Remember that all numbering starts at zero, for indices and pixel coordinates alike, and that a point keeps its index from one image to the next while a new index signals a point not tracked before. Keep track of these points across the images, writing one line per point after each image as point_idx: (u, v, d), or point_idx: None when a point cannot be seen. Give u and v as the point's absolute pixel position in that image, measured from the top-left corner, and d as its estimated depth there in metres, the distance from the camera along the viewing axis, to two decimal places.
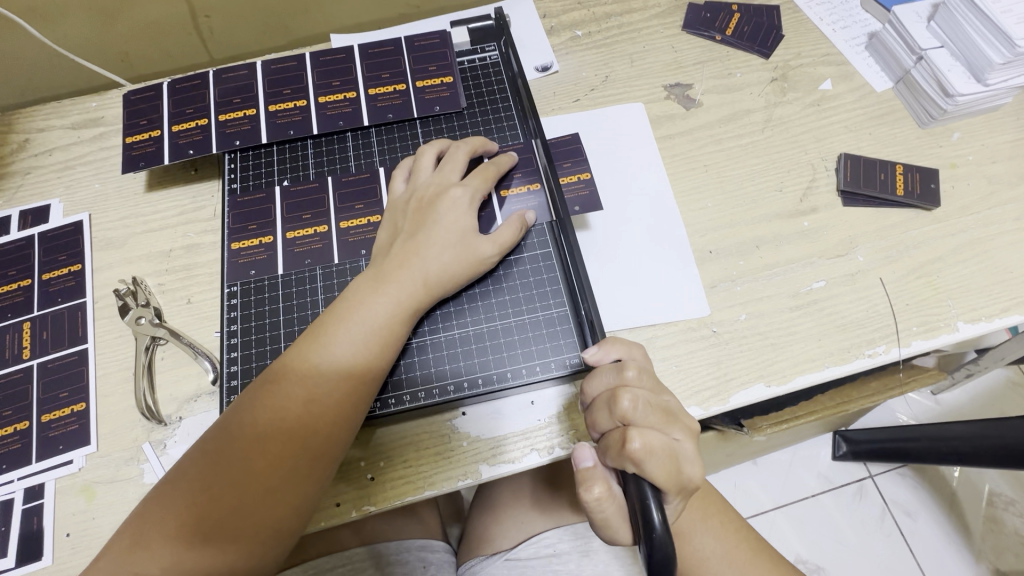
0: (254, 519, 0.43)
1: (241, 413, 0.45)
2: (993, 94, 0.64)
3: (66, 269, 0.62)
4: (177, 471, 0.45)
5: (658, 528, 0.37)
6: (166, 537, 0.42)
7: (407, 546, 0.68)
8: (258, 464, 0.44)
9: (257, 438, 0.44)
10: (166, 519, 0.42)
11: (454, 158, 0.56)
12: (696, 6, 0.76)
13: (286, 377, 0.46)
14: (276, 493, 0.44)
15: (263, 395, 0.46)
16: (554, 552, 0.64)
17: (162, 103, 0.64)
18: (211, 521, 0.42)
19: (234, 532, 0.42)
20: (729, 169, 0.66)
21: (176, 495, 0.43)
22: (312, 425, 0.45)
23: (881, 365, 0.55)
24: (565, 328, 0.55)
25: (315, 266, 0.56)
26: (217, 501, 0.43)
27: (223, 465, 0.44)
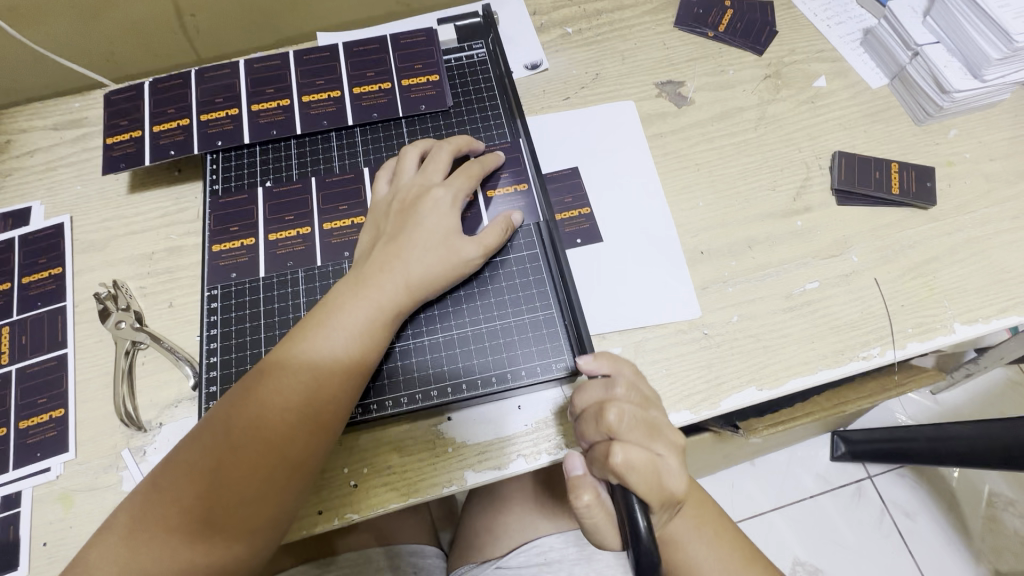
0: (234, 530, 0.42)
1: (217, 420, 0.44)
2: (990, 90, 0.63)
3: (47, 272, 0.61)
4: (150, 481, 0.43)
5: (643, 537, 0.39)
6: (139, 549, 0.41)
7: (398, 553, 0.68)
8: (234, 474, 0.42)
9: (234, 447, 0.43)
10: (141, 530, 0.41)
11: (438, 157, 0.55)
12: (688, 2, 0.74)
13: (263, 384, 0.45)
14: (253, 504, 0.43)
15: (240, 403, 0.44)
16: (545, 560, 0.63)
17: (143, 103, 0.62)
18: (189, 533, 0.41)
19: (209, 543, 0.41)
20: (722, 167, 0.64)
21: (149, 506, 0.42)
22: (290, 433, 0.44)
23: (876, 367, 0.54)
24: (552, 331, 0.54)
25: (297, 268, 0.55)
26: (195, 512, 0.42)
27: (199, 475, 0.42)
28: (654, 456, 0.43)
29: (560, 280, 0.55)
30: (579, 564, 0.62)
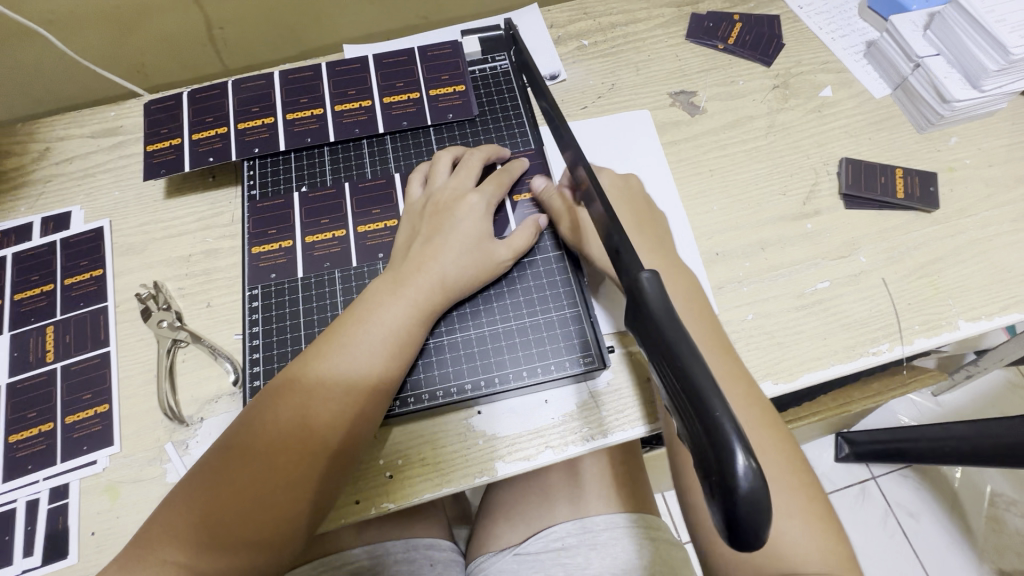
0: (273, 514, 0.44)
1: (263, 409, 0.47)
2: (988, 99, 0.66)
3: (88, 274, 0.64)
4: (200, 467, 0.46)
5: (745, 476, 0.26)
6: (190, 530, 0.43)
7: (414, 545, 0.69)
8: (278, 462, 0.44)
9: (279, 435, 0.45)
10: (188, 510, 0.43)
11: (470, 164, 0.58)
12: (698, 16, 0.78)
13: (306, 377, 0.47)
14: (296, 491, 0.45)
15: (285, 393, 0.47)
16: (562, 546, 0.65)
17: (182, 112, 0.65)
18: (230, 516, 0.43)
19: (253, 527, 0.43)
20: (734, 173, 0.67)
21: (199, 490, 0.44)
22: (332, 424, 0.46)
23: (885, 362, 0.57)
24: (578, 329, 0.57)
25: (334, 269, 0.58)
26: (238, 495, 0.44)
27: (244, 460, 0.45)
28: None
29: (605, 205, 0.41)
30: (595, 549, 0.64)
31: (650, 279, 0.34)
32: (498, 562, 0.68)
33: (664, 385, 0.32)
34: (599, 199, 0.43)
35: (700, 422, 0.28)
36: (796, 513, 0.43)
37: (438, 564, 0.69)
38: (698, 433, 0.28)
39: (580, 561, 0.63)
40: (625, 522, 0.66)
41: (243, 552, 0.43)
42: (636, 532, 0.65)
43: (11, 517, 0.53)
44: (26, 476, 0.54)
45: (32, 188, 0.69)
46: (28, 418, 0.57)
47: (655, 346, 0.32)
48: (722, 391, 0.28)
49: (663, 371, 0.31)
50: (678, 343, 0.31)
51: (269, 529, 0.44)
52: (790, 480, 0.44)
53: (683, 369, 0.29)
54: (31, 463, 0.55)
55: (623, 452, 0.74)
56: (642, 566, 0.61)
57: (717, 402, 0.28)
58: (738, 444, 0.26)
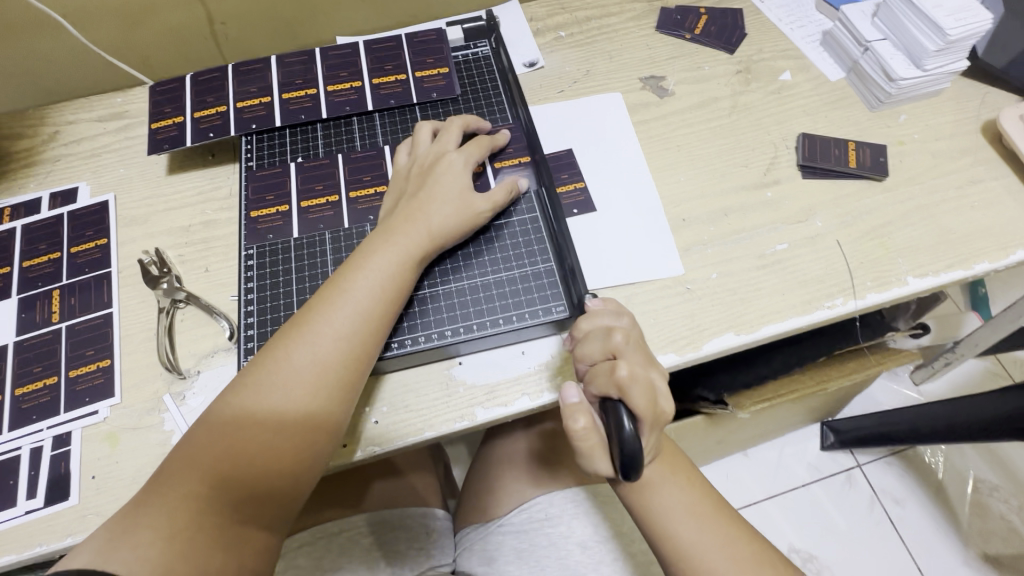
0: (290, 444, 0.49)
1: (272, 351, 0.52)
2: (932, 79, 0.71)
3: (93, 243, 0.68)
4: (220, 403, 0.51)
5: (627, 432, 0.47)
6: (214, 458, 0.48)
7: (409, 514, 0.73)
8: (291, 395, 0.50)
9: (290, 373, 0.50)
10: (211, 441, 0.48)
11: (451, 131, 0.63)
12: (667, 9, 0.84)
13: (311, 320, 0.52)
14: (309, 420, 0.50)
15: (292, 334, 0.52)
16: (545, 516, 0.69)
17: (185, 93, 0.70)
18: (251, 446, 0.48)
19: (273, 453, 0.49)
20: (699, 148, 0.72)
21: (220, 423, 0.49)
22: (338, 362, 0.51)
23: (839, 315, 0.61)
24: (551, 281, 0.61)
25: (326, 230, 0.62)
26: (257, 428, 0.49)
27: (262, 395, 0.50)
28: (650, 377, 0.50)
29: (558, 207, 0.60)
30: (577, 519, 0.68)
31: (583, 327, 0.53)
32: (485, 534, 0.71)
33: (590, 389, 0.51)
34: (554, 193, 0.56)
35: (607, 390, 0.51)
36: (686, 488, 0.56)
37: (434, 532, 0.74)
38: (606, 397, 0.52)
39: (563, 530, 0.67)
40: (603, 491, 0.70)
41: (265, 481, 0.48)
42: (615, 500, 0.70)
43: (16, 463, 0.56)
44: (31, 424, 0.58)
45: (43, 167, 0.74)
46: (34, 372, 0.60)
47: None
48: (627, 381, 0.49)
49: None
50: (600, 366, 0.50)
51: (287, 459, 0.49)
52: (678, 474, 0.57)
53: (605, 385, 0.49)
54: (36, 413, 0.58)
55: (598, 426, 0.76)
56: (620, 534, 0.67)
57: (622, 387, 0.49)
58: (624, 410, 0.48)
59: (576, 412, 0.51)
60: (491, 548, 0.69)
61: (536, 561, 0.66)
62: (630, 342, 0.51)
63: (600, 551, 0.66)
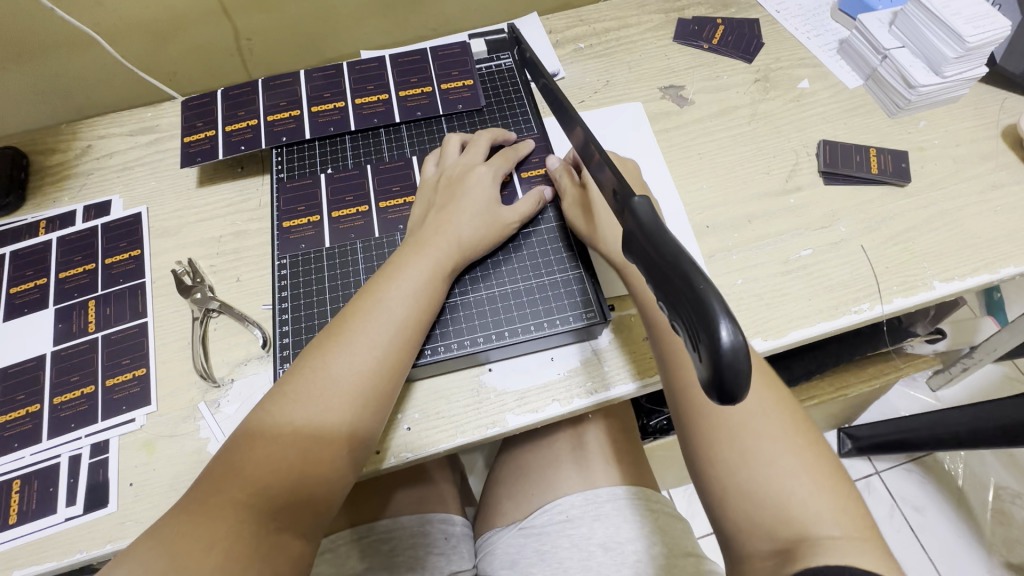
0: (328, 451, 0.50)
1: (310, 358, 0.52)
2: (951, 85, 0.72)
3: (127, 254, 0.69)
4: (259, 411, 0.51)
5: (725, 346, 0.30)
6: (253, 467, 0.48)
7: (429, 519, 0.73)
8: (330, 402, 0.50)
9: (329, 381, 0.51)
10: (252, 450, 0.49)
11: (478, 143, 0.65)
12: (684, 20, 0.85)
13: (348, 328, 0.53)
14: (347, 427, 0.51)
15: (330, 342, 0.53)
16: (566, 518, 0.69)
17: (216, 107, 0.72)
18: (290, 455, 0.49)
19: (312, 460, 0.49)
20: (721, 156, 0.73)
21: (260, 431, 0.50)
22: (375, 368, 0.52)
23: (867, 319, 0.61)
24: (579, 288, 0.61)
25: (357, 240, 0.63)
26: (297, 436, 0.49)
27: (300, 404, 0.50)
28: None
29: (614, 169, 0.45)
30: (598, 520, 0.67)
31: (643, 201, 0.39)
32: (504, 536, 0.71)
33: (647, 272, 0.37)
34: (607, 166, 0.46)
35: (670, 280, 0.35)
36: (799, 452, 0.48)
37: (452, 538, 0.73)
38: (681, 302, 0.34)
39: (584, 531, 0.67)
40: (626, 494, 0.70)
41: (303, 489, 0.49)
42: (636, 502, 0.69)
43: (55, 471, 0.57)
44: (69, 432, 0.59)
45: (76, 181, 0.75)
46: (71, 381, 0.61)
47: (637, 247, 0.39)
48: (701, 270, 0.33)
49: (638, 252, 0.39)
50: (670, 242, 0.36)
51: (324, 467, 0.50)
52: (794, 440, 0.48)
53: (677, 265, 0.34)
54: (73, 421, 0.59)
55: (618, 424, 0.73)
56: (645, 536, 0.65)
57: (700, 279, 0.33)
58: (724, 319, 0.30)
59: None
60: (512, 552, 0.69)
61: (558, 562, 0.65)
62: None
63: (623, 551, 0.64)
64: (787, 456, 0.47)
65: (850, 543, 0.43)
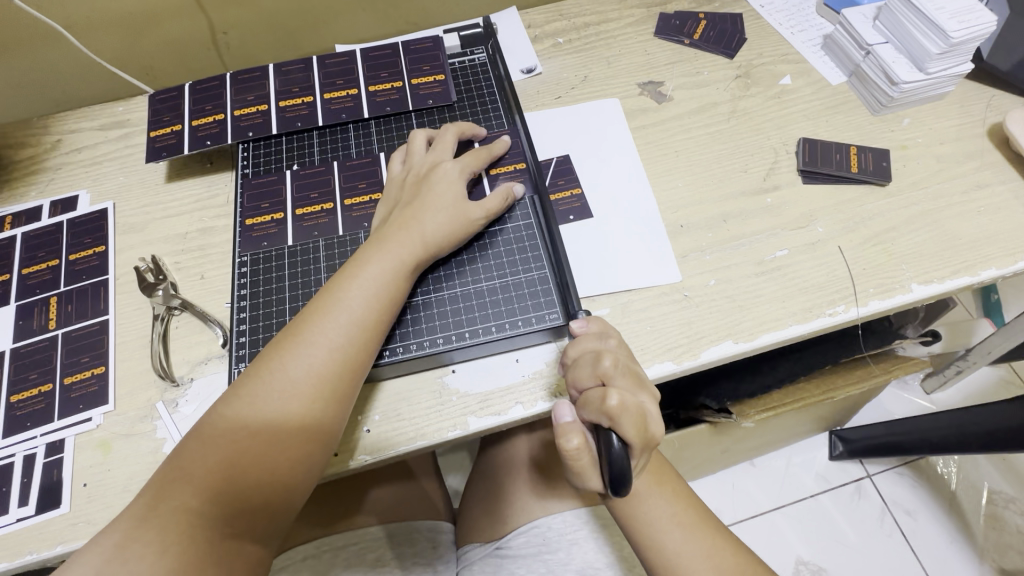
0: (285, 455, 0.49)
1: (267, 359, 0.51)
2: (936, 81, 0.70)
3: (91, 250, 0.68)
4: (214, 412, 0.50)
5: None
6: (205, 473, 0.47)
7: (416, 528, 0.72)
8: (287, 406, 0.49)
9: (286, 383, 0.50)
10: (205, 455, 0.47)
11: (445, 140, 0.64)
12: (665, 15, 0.84)
13: (306, 328, 0.52)
14: (304, 430, 0.50)
15: (286, 343, 0.51)
16: (544, 542, 0.66)
17: (183, 102, 0.71)
18: (245, 460, 0.48)
19: (269, 465, 0.48)
20: (697, 154, 0.72)
21: (213, 435, 0.48)
22: (335, 370, 0.51)
23: (841, 322, 0.59)
24: (544, 289, 0.60)
25: (320, 237, 0.62)
26: (252, 441, 0.48)
27: (255, 407, 0.49)
28: (640, 402, 0.47)
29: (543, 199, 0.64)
30: (577, 545, 0.65)
31: None
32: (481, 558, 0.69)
33: None
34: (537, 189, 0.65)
35: None
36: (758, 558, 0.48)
37: (439, 546, 0.73)
38: None
39: (562, 556, 0.65)
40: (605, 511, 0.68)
41: (258, 494, 0.48)
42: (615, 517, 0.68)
43: (9, 471, 0.56)
44: (24, 431, 0.58)
45: (44, 175, 0.74)
46: (30, 379, 0.60)
47: None
48: None
49: None
50: None
51: (280, 474, 0.49)
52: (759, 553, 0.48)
53: None
54: (29, 420, 0.58)
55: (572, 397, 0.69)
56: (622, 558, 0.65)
57: None
58: None
59: (570, 432, 0.48)
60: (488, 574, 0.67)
61: None
62: (618, 369, 0.49)
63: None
64: None
65: None
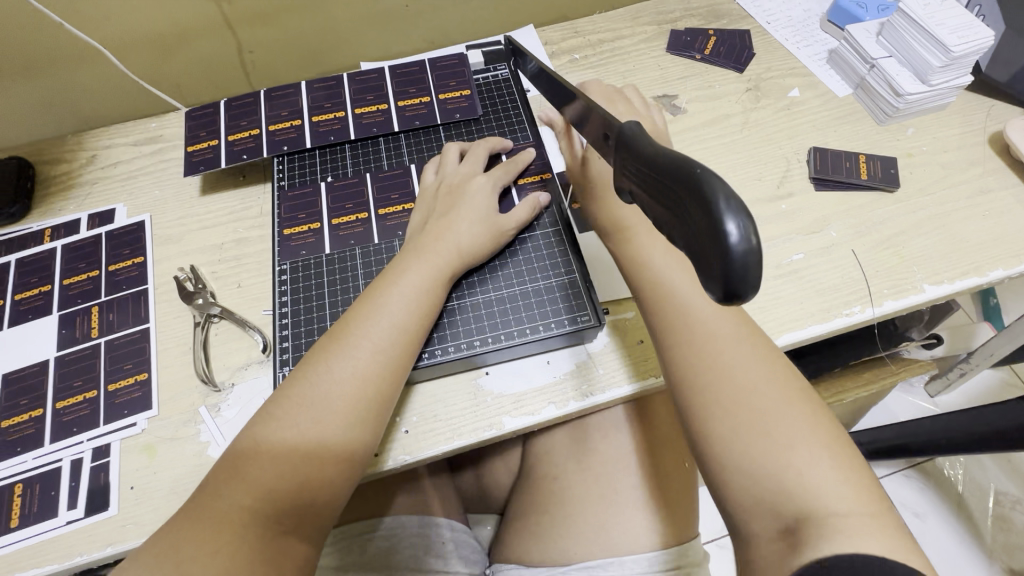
0: (330, 454, 0.50)
1: (312, 363, 0.53)
2: (937, 93, 0.74)
3: (130, 261, 0.70)
4: (263, 416, 0.52)
5: (738, 247, 0.27)
6: (258, 473, 0.48)
7: (426, 524, 0.71)
8: (334, 407, 0.51)
9: (332, 385, 0.52)
10: (257, 456, 0.49)
11: (476, 153, 0.67)
12: (677, 31, 0.87)
13: (351, 333, 0.54)
14: (349, 431, 0.51)
15: (332, 348, 0.54)
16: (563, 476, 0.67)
17: (219, 118, 0.74)
18: (294, 459, 0.49)
19: (317, 464, 0.50)
20: (712, 163, 0.75)
21: (264, 437, 0.50)
22: (378, 372, 0.53)
23: (858, 322, 0.62)
24: (576, 294, 0.62)
25: (356, 246, 0.64)
26: (300, 440, 0.50)
27: (303, 409, 0.51)
28: None
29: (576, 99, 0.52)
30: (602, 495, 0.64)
31: (632, 124, 0.39)
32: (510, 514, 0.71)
33: (659, 201, 0.34)
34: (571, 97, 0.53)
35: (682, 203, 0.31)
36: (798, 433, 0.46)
37: (449, 543, 0.71)
38: (690, 231, 0.31)
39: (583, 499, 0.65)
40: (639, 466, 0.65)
41: (305, 492, 0.49)
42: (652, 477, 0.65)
43: (56, 475, 0.58)
44: (71, 436, 0.59)
45: (80, 190, 0.77)
46: (74, 386, 0.62)
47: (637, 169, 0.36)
48: (724, 183, 0.29)
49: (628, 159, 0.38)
50: (673, 157, 0.33)
51: (327, 472, 0.50)
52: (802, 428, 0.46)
53: (696, 179, 0.30)
54: (76, 425, 0.60)
55: (656, 281, 0.56)
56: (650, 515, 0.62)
57: (720, 190, 0.29)
58: (727, 214, 0.28)
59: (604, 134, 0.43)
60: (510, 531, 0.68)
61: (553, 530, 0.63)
62: None
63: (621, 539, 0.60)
64: (786, 424, 0.46)
65: (852, 521, 0.40)
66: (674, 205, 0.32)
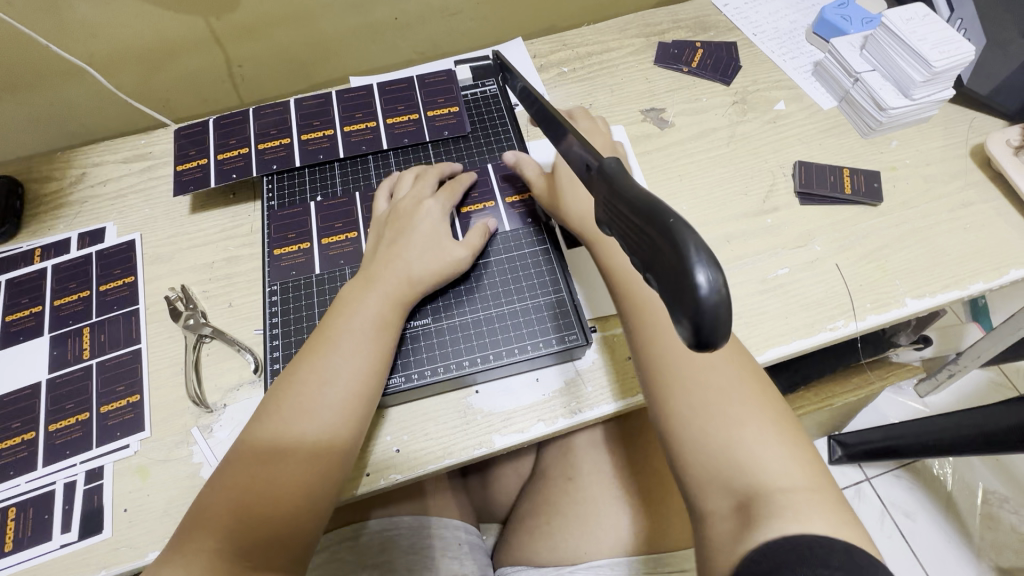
0: (292, 486, 0.49)
1: (267, 402, 0.53)
2: (920, 106, 0.75)
3: (121, 281, 0.70)
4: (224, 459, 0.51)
5: (706, 295, 0.28)
6: (215, 514, 0.47)
7: (445, 523, 0.71)
8: (284, 441, 0.50)
9: (282, 420, 0.51)
10: (215, 498, 0.48)
11: (424, 176, 0.67)
12: (664, 44, 0.88)
13: (298, 369, 0.54)
14: (306, 461, 0.50)
15: (282, 386, 0.53)
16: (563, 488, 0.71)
17: (208, 136, 0.74)
18: (254, 496, 0.48)
19: (277, 497, 0.48)
20: (699, 177, 0.75)
21: (221, 478, 0.49)
22: (331, 402, 0.52)
23: (841, 336, 0.63)
24: (559, 313, 0.63)
25: (346, 266, 0.65)
26: (257, 476, 0.49)
27: (257, 446, 0.50)
28: None
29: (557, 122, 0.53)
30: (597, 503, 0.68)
31: (611, 161, 0.39)
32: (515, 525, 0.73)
33: (633, 243, 0.35)
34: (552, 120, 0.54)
35: (655, 246, 0.32)
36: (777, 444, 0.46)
37: (465, 544, 0.71)
38: (662, 271, 0.31)
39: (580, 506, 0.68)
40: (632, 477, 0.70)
41: (270, 527, 0.47)
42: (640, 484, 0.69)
43: (50, 498, 0.58)
44: (63, 459, 0.60)
45: (70, 209, 0.77)
46: (66, 408, 0.62)
47: (615, 206, 0.37)
48: (694, 229, 0.30)
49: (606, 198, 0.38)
50: (649, 201, 0.34)
51: (292, 505, 0.48)
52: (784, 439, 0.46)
53: (668, 226, 0.31)
54: (68, 448, 0.60)
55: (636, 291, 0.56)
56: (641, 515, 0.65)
57: (689, 236, 0.30)
58: (697, 263, 0.29)
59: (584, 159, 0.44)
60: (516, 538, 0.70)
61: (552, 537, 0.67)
62: None
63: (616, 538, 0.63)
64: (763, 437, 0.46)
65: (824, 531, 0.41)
66: (648, 248, 0.33)
